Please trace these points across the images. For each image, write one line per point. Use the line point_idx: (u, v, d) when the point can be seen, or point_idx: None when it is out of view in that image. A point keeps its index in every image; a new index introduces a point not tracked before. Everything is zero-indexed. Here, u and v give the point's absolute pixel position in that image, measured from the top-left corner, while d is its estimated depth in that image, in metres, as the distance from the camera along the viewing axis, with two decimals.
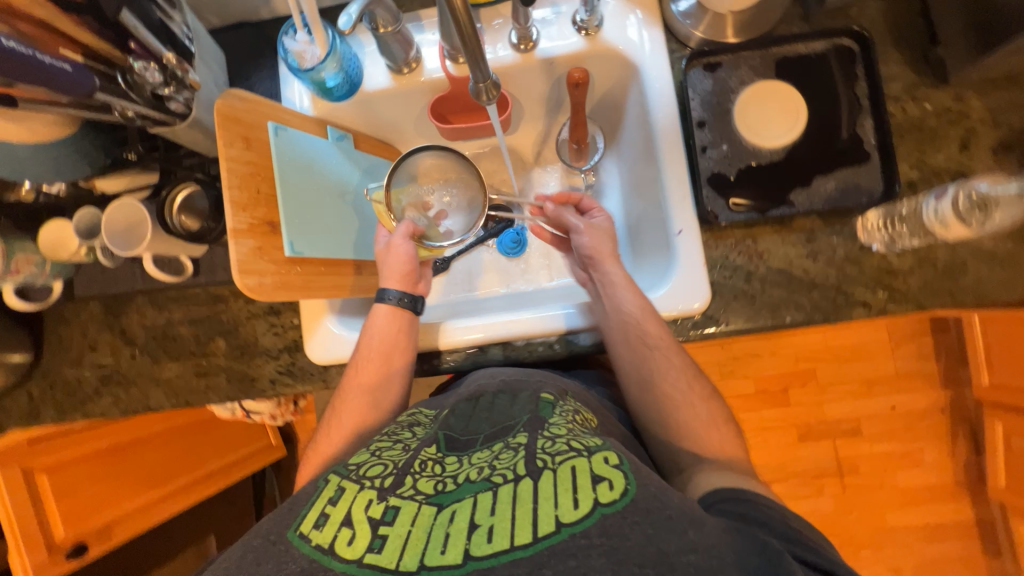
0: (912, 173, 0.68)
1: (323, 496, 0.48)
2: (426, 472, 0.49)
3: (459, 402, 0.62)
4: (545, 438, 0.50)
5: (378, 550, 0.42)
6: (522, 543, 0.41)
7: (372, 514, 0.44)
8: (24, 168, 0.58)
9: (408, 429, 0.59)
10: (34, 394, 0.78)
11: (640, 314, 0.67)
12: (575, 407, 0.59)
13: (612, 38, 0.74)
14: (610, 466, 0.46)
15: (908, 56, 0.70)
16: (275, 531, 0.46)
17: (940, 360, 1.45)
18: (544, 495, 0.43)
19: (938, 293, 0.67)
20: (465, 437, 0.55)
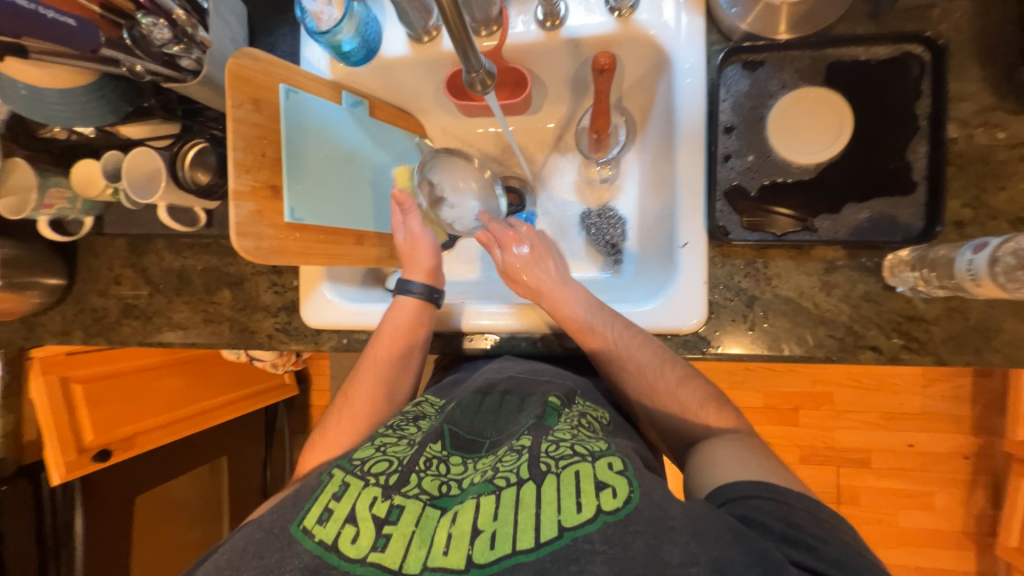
0: (963, 212, 0.60)
1: (327, 491, 0.50)
2: (430, 472, 0.52)
3: (466, 395, 0.66)
4: (548, 442, 0.52)
5: (381, 548, 0.45)
6: (525, 547, 0.42)
7: (377, 511, 0.47)
8: (53, 111, 0.61)
9: (413, 423, 0.62)
10: (66, 315, 0.85)
11: (618, 345, 0.65)
12: (583, 411, 0.61)
13: (646, 21, 0.68)
14: (614, 472, 0.48)
15: (989, 73, 0.60)
16: (278, 524, 0.48)
17: (974, 405, 1.34)
18: (547, 500, 0.45)
19: (964, 349, 0.60)
20: (469, 436, 0.59)
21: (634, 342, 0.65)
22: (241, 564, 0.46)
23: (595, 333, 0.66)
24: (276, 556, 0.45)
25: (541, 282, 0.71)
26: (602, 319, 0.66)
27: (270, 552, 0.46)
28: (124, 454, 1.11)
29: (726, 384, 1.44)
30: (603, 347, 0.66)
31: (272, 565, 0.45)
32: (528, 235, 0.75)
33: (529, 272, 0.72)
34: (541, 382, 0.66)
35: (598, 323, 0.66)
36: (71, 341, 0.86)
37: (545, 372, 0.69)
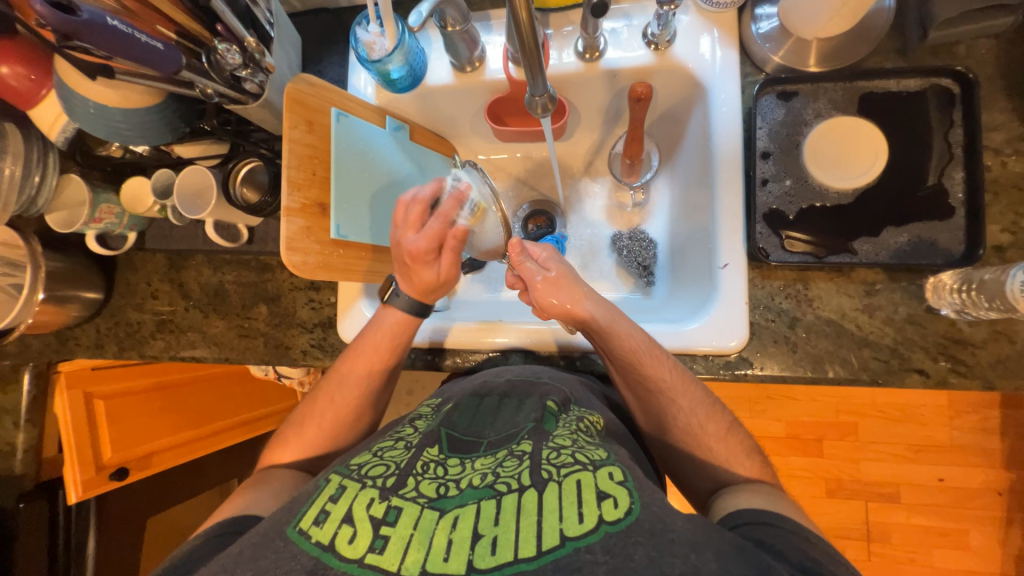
0: (1002, 237, 0.61)
1: (324, 494, 0.49)
2: (428, 474, 0.50)
3: (463, 398, 0.64)
4: (549, 449, 0.51)
5: (379, 550, 0.43)
6: (527, 556, 0.41)
7: (373, 512, 0.46)
8: (117, 129, 0.64)
9: (409, 426, 0.61)
10: (100, 328, 0.86)
11: (671, 386, 0.62)
12: (581, 415, 0.59)
13: (682, 54, 0.71)
14: (615, 482, 0.46)
15: (1018, 105, 0.62)
16: (273, 529, 0.47)
17: (1004, 438, 1.30)
18: (549, 508, 0.44)
19: (1013, 373, 0.60)
20: (468, 438, 0.57)
21: (681, 382, 0.63)
22: (233, 569, 0.45)
23: (646, 372, 0.63)
24: (272, 557, 0.44)
25: (587, 314, 0.65)
26: (653, 355, 0.63)
27: (264, 555, 0.45)
28: (141, 473, 1.09)
29: (749, 412, 1.41)
30: (651, 385, 0.63)
31: (267, 565, 0.44)
32: (553, 258, 0.69)
33: (568, 301, 0.65)
34: (543, 384, 0.65)
35: (650, 361, 0.63)
36: (103, 354, 0.86)
37: (544, 375, 0.67)
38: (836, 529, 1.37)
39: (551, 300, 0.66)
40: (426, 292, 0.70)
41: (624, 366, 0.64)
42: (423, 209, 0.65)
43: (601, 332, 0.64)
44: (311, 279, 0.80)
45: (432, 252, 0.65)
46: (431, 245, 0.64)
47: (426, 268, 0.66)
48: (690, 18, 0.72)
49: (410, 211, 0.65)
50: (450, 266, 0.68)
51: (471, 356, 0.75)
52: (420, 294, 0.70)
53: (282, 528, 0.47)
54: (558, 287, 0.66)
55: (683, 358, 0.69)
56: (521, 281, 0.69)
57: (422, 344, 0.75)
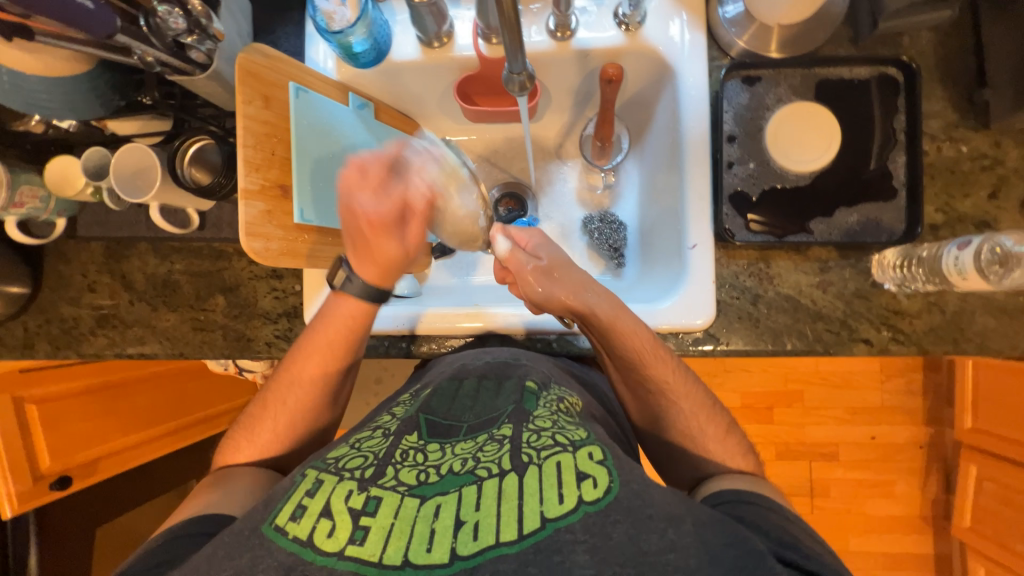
0: (936, 216, 0.67)
1: (300, 489, 0.47)
2: (407, 462, 0.49)
3: (441, 381, 0.61)
4: (530, 433, 0.50)
5: (359, 542, 0.42)
6: (508, 539, 0.41)
7: (352, 504, 0.45)
8: (36, 101, 0.56)
9: (386, 414, 0.58)
10: (28, 326, 0.77)
11: (673, 387, 0.63)
12: (560, 395, 0.59)
13: (652, 36, 0.72)
14: (594, 462, 0.46)
15: (953, 94, 0.68)
16: (249, 526, 0.45)
17: (926, 398, 1.46)
18: (529, 491, 0.44)
19: (942, 339, 0.67)
20: (447, 422, 0.55)
21: (682, 385, 0.64)
22: (210, 567, 0.43)
23: (650, 372, 0.64)
24: (248, 556, 0.43)
25: (587, 309, 0.64)
26: (658, 357, 0.63)
27: (241, 553, 0.43)
28: (85, 481, 1.03)
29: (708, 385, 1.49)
30: (651, 385, 0.64)
31: (244, 565, 0.42)
32: (544, 246, 0.68)
33: (564, 294, 0.64)
34: (521, 365, 0.63)
35: (654, 360, 0.63)
36: (34, 355, 0.77)
37: (523, 356, 0.66)
38: (785, 489, 1.49)
39: (544, 291, 0.65)
40: (385, 271, 0.65)
41: (626, 363, 0.64)
42: (383, 171, 0.60)
43: (602, 331, 0.64)
44: (272, 267, 0.76)
45: (394, 220, 0.62)
46: (393, 211, 0.61)
47: (387, 239, 0.63)
48: (660, 1, 0.72)
49: (369, 171, 0.60)
50: (416, 234, 0.64)
51: (447, 342, 0.74)
52: (379, 278, 0.65)
53: (256, 525, 0.45)
54: (555, 275, 0.65)
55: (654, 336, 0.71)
56: (509, 271, 0.67)
57: (398, 331, 0.72)
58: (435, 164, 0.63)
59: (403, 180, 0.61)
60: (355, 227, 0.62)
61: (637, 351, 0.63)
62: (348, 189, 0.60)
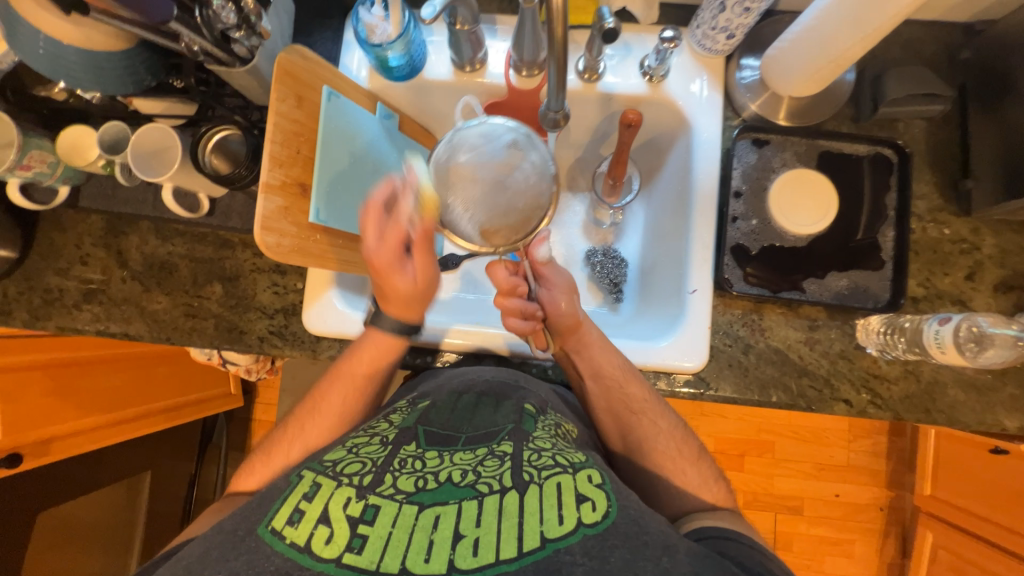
0: (918, 289, 0.72)
1: (296, 491, 0.46)
2: (405, 469, 0.48)
3: (442, 394, 0.61)
4: (530, 451, 0.51)
5: (357, 550, 0.41)
6: (508, 557, 0.41)
7: (350, 511, 0.44)
8: (68, 70, 0.56)
9: (383, 420, 0.58)
10: (8, 292, 0.74)
11: (647, 409, 0.66)
12: (557, 420, 0.59)
13: (673, 90, 0.76)
14: (594, 485, 0.47)
15: (939, 181, 0.73)
16: (243, 525, 0.45)
17: (889, 461, 1.50)
18: (530, 510, 0.44)
19: (916, 407, 0.70)
20: (445, 432, 0.55)
21: (657, 408, 0.67)
22: (202, 568, 0.42)
23: (630, 394, 0.67)
24: (243, 558, 0.42)
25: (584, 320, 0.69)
26: (633, 377, 0.67)
27: (234, 555, 0.43)
28: (36, 461, 0.94)
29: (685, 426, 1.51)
30: (633, 407, 0.66)
31: (240, 567, 0.42)
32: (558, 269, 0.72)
33: (565, 300, 0.69)
34: (519, 387, 0.64)
35: (631, 381, 0.67)
36: (9, 323, 0.74)
37: (521, 379, 0.66)
38: None
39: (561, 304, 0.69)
40: (407, 305, 0.66)
41: (608, 385, 0.67)
42: (378, 214, 0.60)
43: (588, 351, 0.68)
44: (276, 262, 0.75)
45: (398, 256, 0.62)
46: (395, 250, 0.61)
47: (399, 275, 0.62)
48: (685, 59, 0.77)
49: (387, 226, 0.61)
50: (424, 267, 0.63)
51: (442, 357, 0.74)
52: (407, 313, 0.67)
53: (250, 527, 0.44)
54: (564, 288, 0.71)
55: (645, 374, 0.73)
56: (540, 273, 0.72)
57: None
58: (417, 198, 0.59)
59: (395, 220, 0.60)
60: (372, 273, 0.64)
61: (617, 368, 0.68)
62: (368, 235, 0.61)
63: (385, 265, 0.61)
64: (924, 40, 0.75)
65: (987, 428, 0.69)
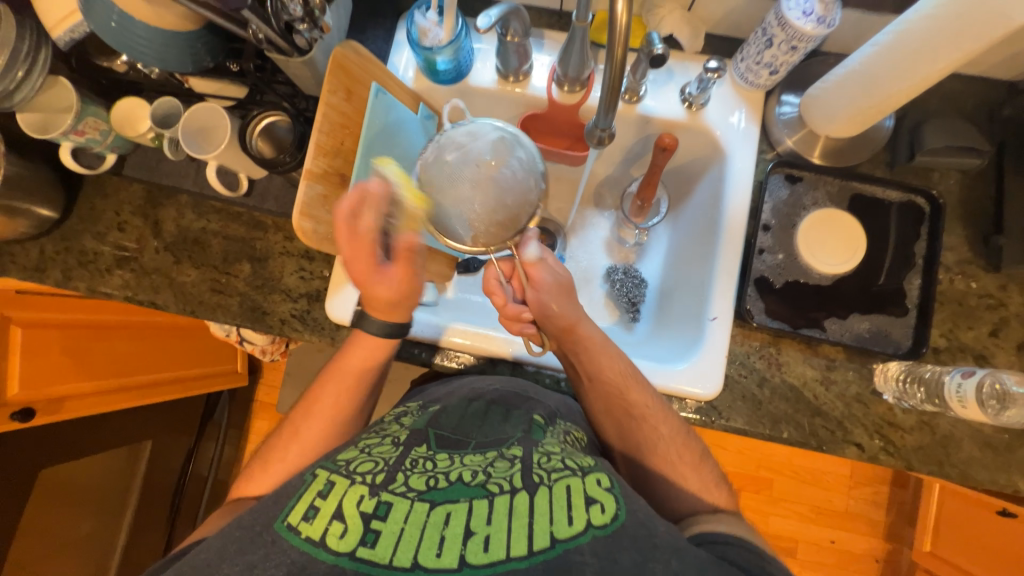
0: (940, 340, 0.71)
1: (312, 489, 0.46)
2: (418, 468, 0.49)
3: (451, 401, 0.62)
4: (540, 454, 0.51)
5: (370, 544, 0.42)
6: (518, 554, 0.41)
7: (363, 508, 0.44)
8: (136, 45, 0.58)
9: (395, 423, 0.58)
10: (45, 250, 0.77)
11: (651, 413, 0.65)
12: (566, 429, 0.60)
13: (711, 118, 0.77)
14: (602, 488, 0.47)
15: (969, 234, 0.73)
16: (260, 522, 0.45)
17: (889, 512, 1.47)
18: (540, 510, 0.44)
19: (928, 459, 0.69)
20: (456, 437, 0.56)
21: (660, 412, 0.66)
22: (224, 544, 0.43)
23: (630, 399, 0.66)
24: (261, 552, 0.42)
25: (583, 330, 0.67)
26: (637, 382, 0.66)
27: (253, 548, 0.43)
28: (48, 419, 0.94)
29: None
30: (633, 412, 0.66)
31: (257, 562, 0.42)
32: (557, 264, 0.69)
33: (558, 305, 0.66)
34: (528, 399, 0.64)
35: (632, 386, 0.66)
36: (42, 280, 0.76)
37: (529, 391, 0.66)
38: None
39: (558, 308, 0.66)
40: (390, 310, 0.64)
41: (609, 390, 0.67)
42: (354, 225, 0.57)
43: (596, 359, 0.67)
44: (306, 248, 0.77)
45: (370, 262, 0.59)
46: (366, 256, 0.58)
47: (376, 281, 0.60)
48: (725, 91, 0.78)
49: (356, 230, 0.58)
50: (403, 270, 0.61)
51: (456, 358, 0.73)
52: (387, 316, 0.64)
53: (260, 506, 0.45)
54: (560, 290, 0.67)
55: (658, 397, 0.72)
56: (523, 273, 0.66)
57: (413, 337, 0.72)
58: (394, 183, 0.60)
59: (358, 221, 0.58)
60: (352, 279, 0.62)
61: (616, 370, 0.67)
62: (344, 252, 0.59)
63: (364, 277, 0.60)
64: (964, 93, 0.76)
65: (1001, 488, 0.68)
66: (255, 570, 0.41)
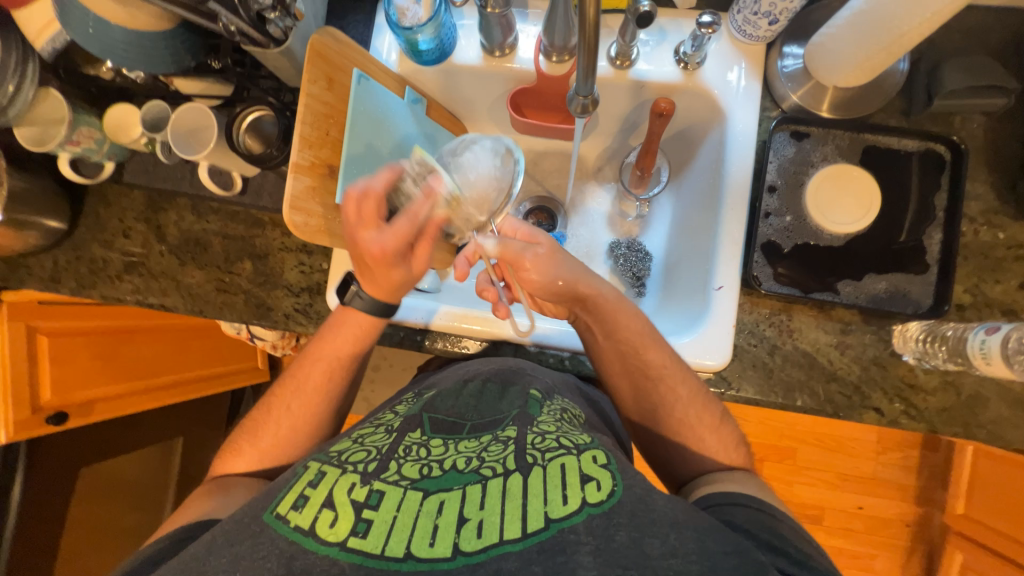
0: (964, 297, 0.67)
1: (302, 480, 0.47)
2: (410, 457, 0.49)
3: (446, 384, 0.62)
4: (534, 434, 0.50)
5: (361, 534, 0.42)
6: (512, 537, 0.41)
7: (355, 496, 0.44)
8: (115, 49, 0.58)
9: (389, 412, 0.59)
10: (58, 261, 0.79)
11: (669, 373, 0.63)
12: (563, 404, 0.59)
13: (709, 78, 0.73)
14: (598, 465, 0.46)
15: (995, 180, 0.68)
16: (249, 513, 0.45)
17: (919, 476, 1.44)
18: (533, 491, 0.43)
19: (953, 421, 0.66)
20: (451, 420, 0.56)
21: (679, 372, 0.64)
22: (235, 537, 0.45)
23: (648, 358, 0.64)
24: (248, 543, 0.43)
25: (593, 290, 0.62)
26: (656, 340, 0.64)
27: (240, 540, 0.43)
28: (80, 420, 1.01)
29: None
30: (650, 373, 0.64)
31: (244, 552, 0.42)
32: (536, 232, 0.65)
33: (560, 278, 0.61)
34: (525, 374, 0.63)
35: (650, 345, 0.64)
36: (59, 290, 0.79)
37: (526, 366, 0.66)
38: None
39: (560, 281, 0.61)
40: (393, 290, 0.63)
41: (625, 350, 0.64)
42: (377, 205, 0.57)
43: (616, 321, 0.63)
44: (304, 242, 0.77)
45: (400, 250, 0.58)
46: (399, 244, 0.57)
47: (395, 269, 0.60)
48: (722, 46, 0.74)
49: (364, 207, 0.57)
50: (422, 259, 0.61)
51: (460, 343, 0.73)
52: (383, 293, 0.63)
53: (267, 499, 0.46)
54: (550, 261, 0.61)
55: None
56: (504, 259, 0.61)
57: (415, 324, 0.71)
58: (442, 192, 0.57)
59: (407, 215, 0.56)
60: (359, 255, 0.60)
61: (637, 332, 0.64)
62: (351, 227, 0.58)
63: (362, 235, 0.57)
64: (988, 28, 0.70)
65: None
66: (243, 562, 0.41)
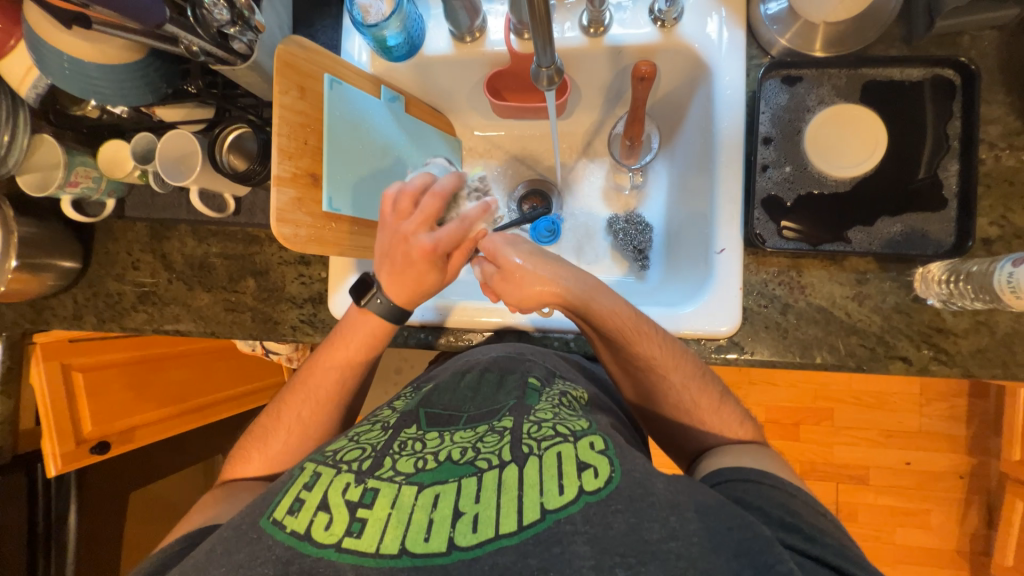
0: (990, 229, 0.63)
1: (297, 482, 0.48)
2: (405, 451, 0.49)
3: (445, 375, 0.62)
4: (531, 423, 0.50)
5: (356, 534, 0.42)
6: (507, 531, 0.41)
7: (349, 497, 0.45)
8: (93, 87, 0.60)
9: (388, 408, 0.59)
10: (78, 299, 0.83)
11: (661, 363, 0.61)
12: (563, 389, 0.58)
13: (688, 33, 0.70)
14: (596, 452, 0.46)
15: (1015, 99, 0.63)
16: (245, 519, 0.46)
17: (970, 425, 1.36)
18: (529, 482, 0.43)
19: (990, 362, 0.62)
20: (447, 413, 0.55)
21: (671, 359, 0.61)
22: None
23: (637, 351, 0.61)
24: (246, 551, 0.43)
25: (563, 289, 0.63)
26: (642, 332, 0.61)
27: (239, 548, 0.44)
28: (122, 448, 1.07)
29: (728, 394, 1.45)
30: (641, 364, 0.61)
31: (242, 560, 0.43)
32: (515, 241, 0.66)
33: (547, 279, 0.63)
34: (524, 360, 0.62)
35: (639, 338, 0.61)
36: (82, 326, 0.83)
37: (527, 350, 0.65)
38: None
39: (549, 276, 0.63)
40: (415, 292, 0.65)
41: (614, 343, 0.62)
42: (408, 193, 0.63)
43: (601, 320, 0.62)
44: (301, 254, 0.78)
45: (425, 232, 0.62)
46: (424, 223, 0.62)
47: (418, 259, 0.63)
48: None
49: (398, 199, 0.63)
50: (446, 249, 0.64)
51: (464, 336, 0.73)
52: (407, 299, 0.66)
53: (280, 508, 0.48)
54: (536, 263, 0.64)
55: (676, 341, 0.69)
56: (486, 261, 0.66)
57: (413, 322, 0.72)
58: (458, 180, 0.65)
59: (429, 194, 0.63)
60: (392, 249, 0.63)
61: (620, 330, 0.61)
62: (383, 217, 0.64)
63: (395, 223, 0.63)
64: None
65: None
66: (243, 568, 0.42)
